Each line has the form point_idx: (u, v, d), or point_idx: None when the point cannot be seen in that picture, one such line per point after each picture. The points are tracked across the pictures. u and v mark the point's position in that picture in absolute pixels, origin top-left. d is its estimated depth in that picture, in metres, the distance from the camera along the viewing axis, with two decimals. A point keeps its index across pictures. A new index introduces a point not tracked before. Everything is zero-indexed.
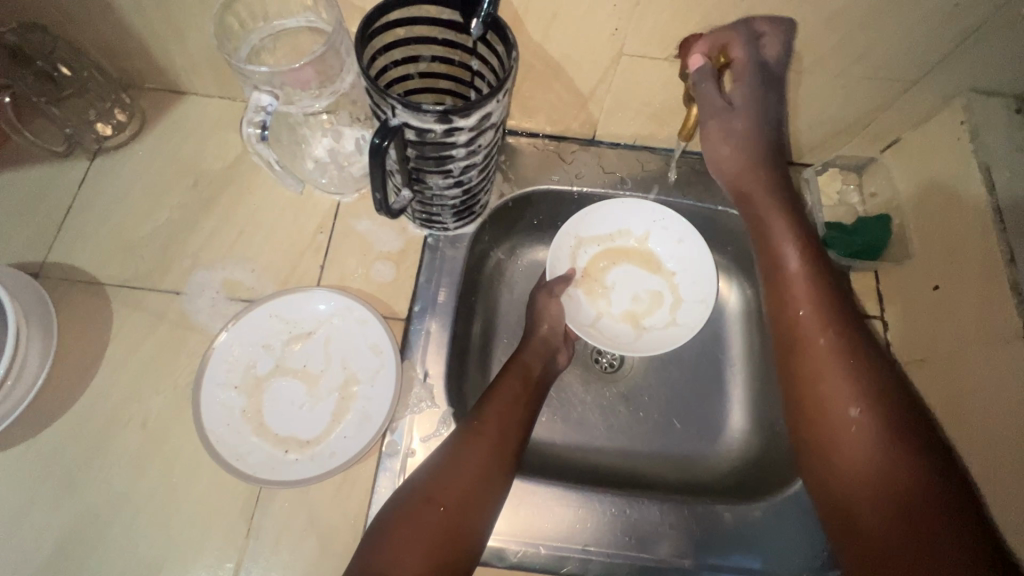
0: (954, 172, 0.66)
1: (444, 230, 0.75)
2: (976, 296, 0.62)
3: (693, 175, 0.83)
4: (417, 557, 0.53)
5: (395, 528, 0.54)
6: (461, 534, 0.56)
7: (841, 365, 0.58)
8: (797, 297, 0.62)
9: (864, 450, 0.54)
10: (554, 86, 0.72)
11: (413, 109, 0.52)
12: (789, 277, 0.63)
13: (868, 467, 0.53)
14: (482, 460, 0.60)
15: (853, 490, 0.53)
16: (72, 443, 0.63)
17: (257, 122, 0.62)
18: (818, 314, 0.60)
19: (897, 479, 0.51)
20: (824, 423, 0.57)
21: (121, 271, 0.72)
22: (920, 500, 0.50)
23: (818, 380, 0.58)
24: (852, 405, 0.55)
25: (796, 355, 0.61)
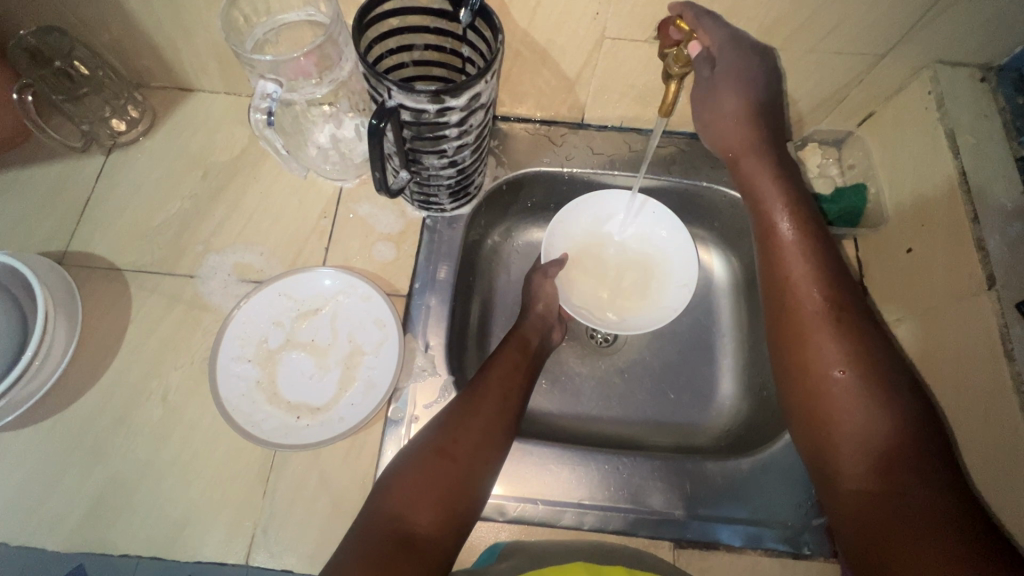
0: (923, 140, 0.70)
1: (441, 212, 0.80)
2: (945, 254, 0.65)
3: (679, 153, 0.86)
4: (422, 508, 0.57)
5: (401, 483, 0.58)
6: (463, 488, 0.59)
7: (827, 326, 0.59)
8: (789, 257, 0.64)
9: (853, 406, 0.55)
10: (542, 71, 0.76)
11: (407, 90, 0.56)
12: (782, 239, 0.65)
13: (857, 421, 0.54)
14: (481, 422, 0.64)
15: (841, 443, 0.55)
16: (97, 416, 0.68)
17: (263, 108, 0.66)
18: (810, 275, 0.62)
19: (884, 432, 0.53)
20: (812, 379, 0.58)
21: (138, 257, 0.77)
22: (905, 452, 0.51)
23: (808, 339, 0.60)
24: (841, 362, 0.57)
25: (786, 315, 0.62)
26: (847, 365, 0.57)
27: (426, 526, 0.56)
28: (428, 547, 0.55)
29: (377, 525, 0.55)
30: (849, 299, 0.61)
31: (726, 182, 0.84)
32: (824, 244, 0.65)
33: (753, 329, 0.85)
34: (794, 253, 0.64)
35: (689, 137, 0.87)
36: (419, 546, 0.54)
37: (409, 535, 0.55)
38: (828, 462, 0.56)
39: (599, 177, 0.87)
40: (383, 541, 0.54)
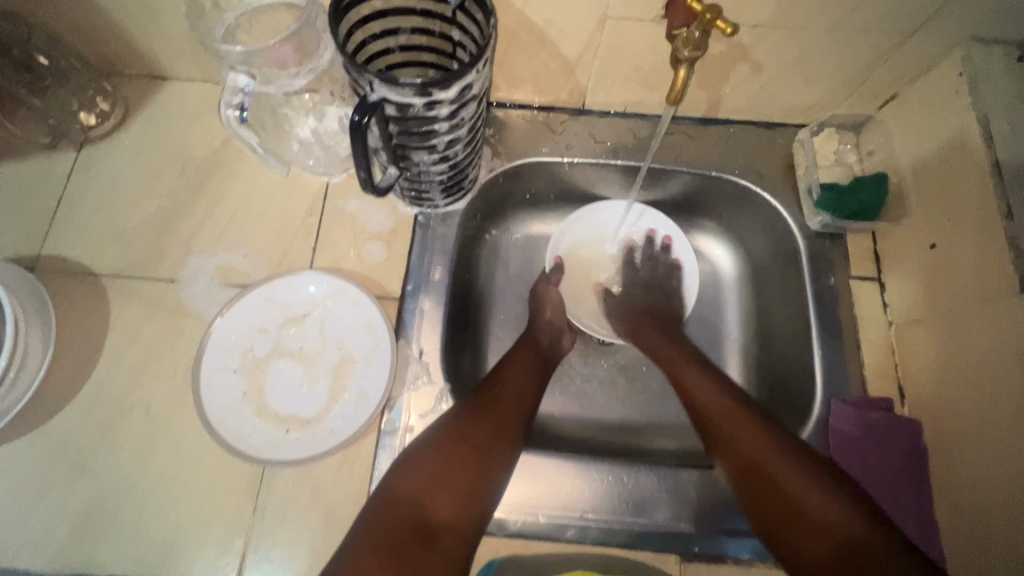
0: (953, 126, 0.65)
1: (434, 208, 0.75)
2: (973, 252, 0.61)
3: (688, 140, 0.80)
4: (442, 498, 0.57)
5: (425, 469, 0.58)
6: (482, 481, 0.59)
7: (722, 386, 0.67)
8: (700, 393, 0.66)
9: (791, 480, 0.57)
10: (539, 54, 0.70)
11: (390, 83, 0.51)
12: (690, 378, 0.68)
13: (800, 496, 0.56)
14: (498, 416, 0.63)
15: (796, 523, 0.55)
16: (78, 431, 0.65)
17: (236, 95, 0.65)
18: (724, 395, 0.65)
19: (824, 505, 0.55)
20: (747, 464, 0.60)
21: (115, 260, 0.73)
22: (848, 522, 0.54)
23: (729, 431, 0.62)
24: (764, 446, 0.60)
25: (714, 424, 0.64)
26: (767, 447, 0.60)
27: (445, 515, 0.56)
28: (448, 538, 0.55)
29: (395, 511, 0.55)
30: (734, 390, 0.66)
31: (737, 171, 0.79)
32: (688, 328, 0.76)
33: (763, 327, 0.81)
34: (712, 392, 0.66)
35: (698, 122, 0.81)
36: (438, 536, 0.55)
37: (428, 523, 0.55)
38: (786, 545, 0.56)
39: (601, 168, 0.82)
40: (403, 528, 0.54)
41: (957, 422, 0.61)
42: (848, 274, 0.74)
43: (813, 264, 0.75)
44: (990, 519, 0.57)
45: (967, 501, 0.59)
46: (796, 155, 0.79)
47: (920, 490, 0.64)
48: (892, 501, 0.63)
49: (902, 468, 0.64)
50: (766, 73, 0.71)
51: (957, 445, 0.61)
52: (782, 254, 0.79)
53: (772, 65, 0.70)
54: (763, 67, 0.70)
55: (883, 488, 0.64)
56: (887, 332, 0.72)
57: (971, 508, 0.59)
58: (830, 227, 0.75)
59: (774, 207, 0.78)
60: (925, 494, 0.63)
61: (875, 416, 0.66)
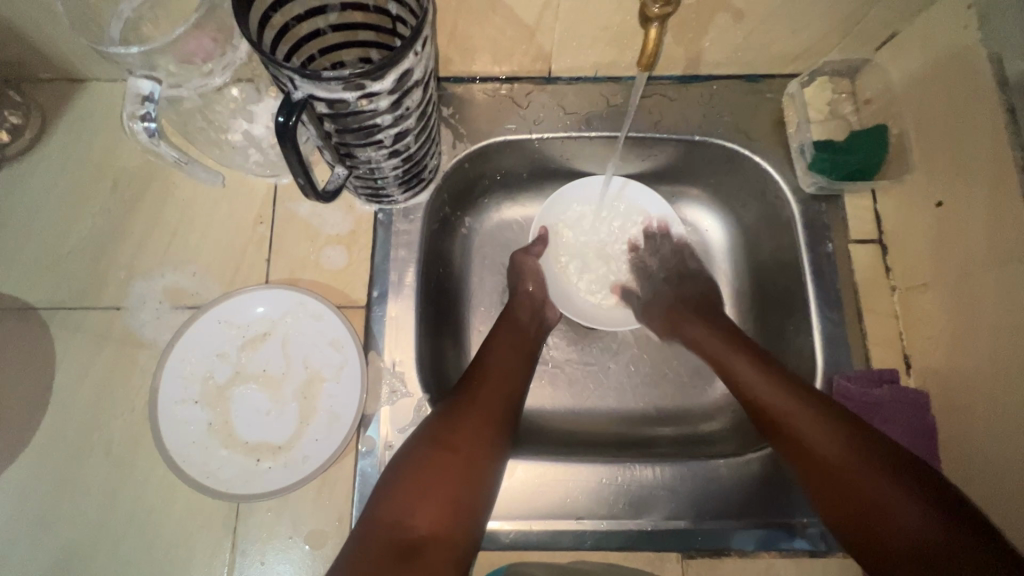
0: (961, 68, 0.58)
1: (394, 203, 0.68)
2: (985, 210, 0.55)
3: (668, 103, 0.73)
4: (422, 509, 0.52)
5: (402, 482, 0.53)
6: (466, 486, 0.54)
7: (808, 407, 0.57)
8: (756, 390, 0.60)
9: (880, 489, 0.51)
10: (493, 20, 0.62)
11: (315, 78, 0.43)
12: (741, 370, 0.63)
13: (892, 511, 0.50)
14: (478, 416, 0.58)
15: (886, 537, 0.49)
16: (38, 478, 0.61)
17: (140, 115, 0.59)
18: (782, 393, 0.58)
19: (904, 508, 0.49)
20: (824, 469, 0.54)
21: (53, 292, 0.67)
22: (949, 540, 0.47)
23: (799, 430, 0.56)
24: (844, 454, 0.53)
25: (781, 422, 0.57)
26: (845, 450, 0.53)
27: (427, 527, 0.51)
28: (432, 550, 0.50)
29: (374, 531, 0.51)
30: (802, 384, 0.59)
31: (723, 133, 0.72)
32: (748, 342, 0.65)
33: (759, 299, 0.76)
34: (773, 391, 0.59)
35: (678, 80, 0.73)
36: (421, 551, 0.50)
37: (408, 539, 0.50)
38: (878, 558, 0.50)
39: (574, 142, 0.74)
40: (386, 552, 0.49)
41: (968, 393, 0.58)
42: (848, 238, 0.69)
43: (810, 230, 0.69)
44: (1005, 496, 0.53)
45: (979, 476, 0.56)
46: (786, 111, 0.72)
47: (929, 465, 0.61)
48: None
49: (912, 443, 0.61)
50: (749, 21, 0.63)
51: (968, 418, 0.58)
52: (777, 220, 0.73)
53: (755, 12, 0.62)
54: (746, 15, 0.62)
55: None
56: (891, 299, 0.67)
57: (982, 483, 0.56)
58: (824, 190, 0.69)
59: (765, 170, 0.71)
60: (935, 468, 0.60)
61: (881, 390, 0.62)
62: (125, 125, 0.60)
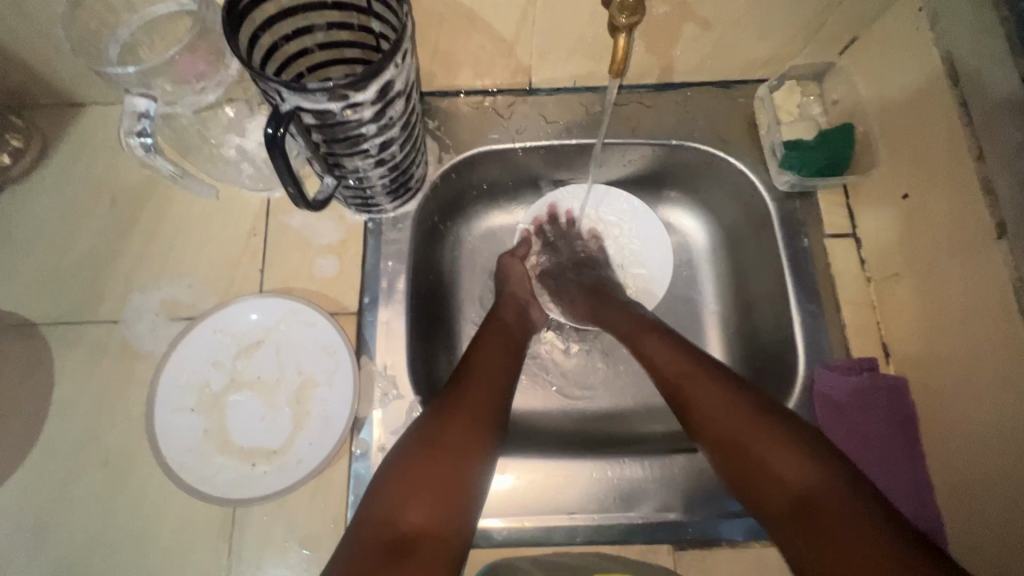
0: (916, 66, 0.61)
1: (383, 212, 0.71)
2: (947, 199, 0.58)
3: (644, 110, 0.76)
4: (415, 507, 0.53)
5: (391, 483, 0.55)
6: (459, 485, 0.55)
7: (690, 373, 0.60)
8: (660, 358, 0.63)
9: (778, 451, 0.52)
10: (472, 35, 0.66)
11: (301, 90, 0.46)
12: (649, 343, 0.65)
13: (780, 461, 0.52)
14: (468, 417, 0.59)
15: (772, 491, 0.51)
16: (36, 490, 0.62)
17: (136, 131, 0.59)
18: (689, 360, 0.61)
19: (787, 460, 0.51)
20: (713, 433, 0.56)
21: (53, 308, 0.68)
22: (830, 491, 0.49)
23: (692, 397, 0.58)
24: (729, 414, 0.55)
25: (681, 397, 0.59)
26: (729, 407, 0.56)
27: (419, 525, 0.52)
28: (426, 547, 0.51)
29: (368, 530, 0.52)
30: (707, 357, 0.62)
31: (698, 137, 0.75)
32: (658, 324, 0.68)
33: (742, 296, 0.78)
34: (674, 361, 0.62)
35: (653, 88, 0.76)
36: (414, 548, 0.51)
37: (402, 537, 0.51)
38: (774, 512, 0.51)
39: (556, 149, 0.77)
40: (377, 552, 0.50)
41: (942, 377, 0.59)
42: (823, 234, 0.71)
43: (785, 226, 0.71)
44: (982, 474, 0.54)
45: (957, 457, 0.57)
46: (757, 114, 0.75)
47: (911, 450, 0.62)
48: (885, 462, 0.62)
49: (892, 429, 0.62)
50: (716, 29, 0.66)
51: (944, 402, 0.59)
52: (754, 218, 0.75)
53: (720, 21, 0.65)
54: (712, 24, 0.65)
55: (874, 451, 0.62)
56: (867, 290, 0.69)
57: (962, 463, 0.57)
58: (797, 187, 0.72)
59: (740, 170, 0.74)
60: (916, 453, 0.62)
61: (858, 379, 0.64)
62: (125, 146, 0.60)
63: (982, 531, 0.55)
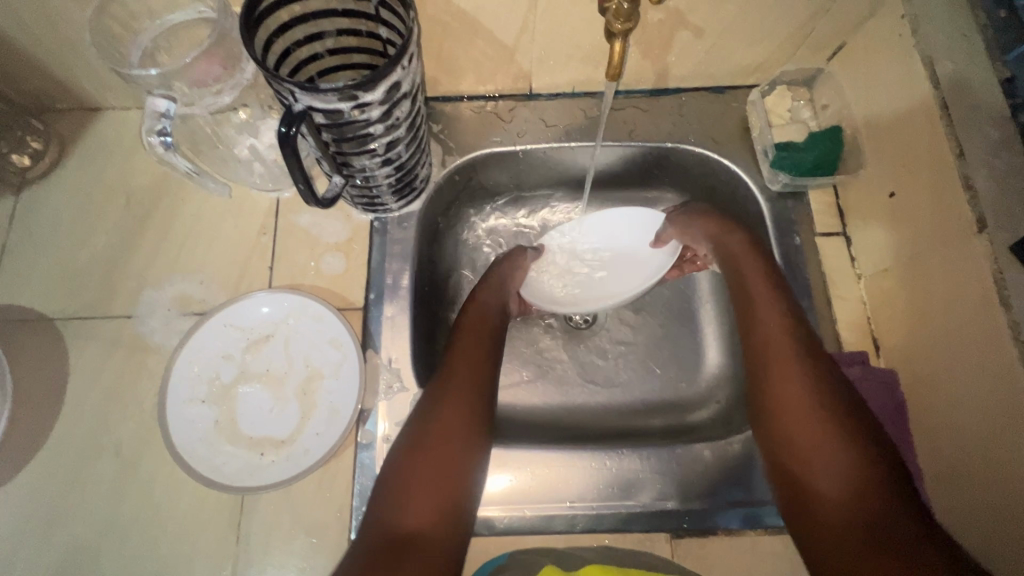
0: (900, 70, 0.63)
1: (388, 212, 0.73)
2: (930, 196, 0.60)
3: (640, 114, 0.79)
4: (411, 506, 0.54)
5: (390, 483, 0.56)
6: (452, 482, 0.56)
7: (786, 345, 0.61)
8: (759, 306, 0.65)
9: (832, 437, 0.54)
10: (475, 42, 0.69)
11: (313, 90, 0.49)
12: (760, 310, 0.65)
13: (833, 455, 0.53)
14: (460, 415, 0.60)
15: (812, 479, 0.54)
16: (50, 479, 0.63)
17: (158, 129, 0.63)
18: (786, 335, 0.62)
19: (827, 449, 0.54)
20: (781, 408, 0.58)
21: (68, 303, 0.71)
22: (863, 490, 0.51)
23: (771, 375, 0.60)
24: (805, 396, 0.57)
25: (767, 367, 0.61)
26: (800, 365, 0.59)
27: (415, 524, 0.53)
28: (422, 545, 0.52)
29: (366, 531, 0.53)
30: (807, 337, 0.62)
31: (693, 140, 0.78)
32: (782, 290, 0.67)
33: None
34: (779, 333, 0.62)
35: (649, 94, 0.79)
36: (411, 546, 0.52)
37: (399, 536, 0.52)
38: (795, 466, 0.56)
39: (555, 152, 0.80)
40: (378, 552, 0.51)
41: (930, 369, 0.61)
42: (813, 232, 0.74)
43: (777, 225, 0.74)
44: (968, 462, 0.56)
45: (945, 446, 0.59)
46: (749, 117, 0.78)
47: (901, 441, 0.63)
48: None
49: (884, 420, 0.64)
50: (708, 37, 0.69)
51: (932, 393, 0.61)
52: (748, 218, 0.78)
53: (711, 29, 0.68)
54: (703, 32, 0.68)
55: None
56: (857, 286, 0.71)
57: (949, 451, 0.59)
58: (789, 187, 0.75)
59: (734, 172, 0.77)
60: (907, 443, 0.63)
61: (849, 372, 0.65)
62: (147, 144, 0.65)
63: (969, 518, 0.56)
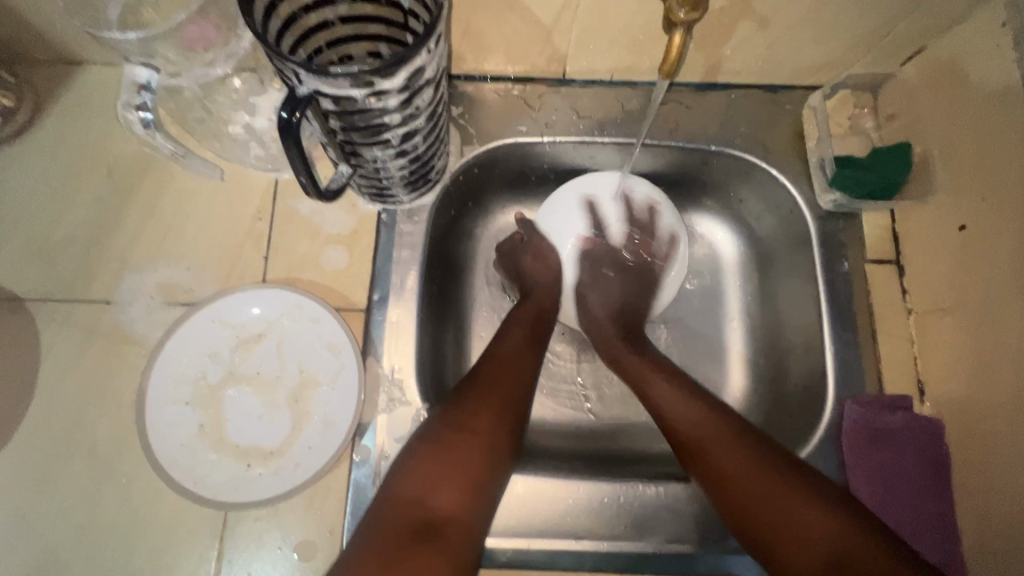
0: (992, 87, 0.55)
1: (398, 204, 0.66)
2: (1013, 235, 0.53)
3: (684, 111, 0.70)
4: (444, 488, 0.51)
5: (425, 455, 0.52)
6: (484, 473, 0.53)
7: (701, 425, 0.58)
8: (674, 414, 0.60)
9: (797, 513, 0.50)
10: (509, 18, 0.60)
11: (322, 74, 0.41)
12: (655, 387, 0.63)
13: (811, 536, 0.49)
14: (497, 398, 0.58)
15: (803, 556, 0.49)
16: (19, 477, 0.59)
17: (136, 104, 0.61)
18: (691, 404, 0.60)
19: (789, 516, 0.50)
20: (727, 483, 0.54)
21: (42, 283, 0.64)
22: (852, 552, 0.47)
23: (704, 451, 0.57)
24: (743, 464, 0.54)
25: (694, 449, 0.57)
26: (746, 464, 0.54)
27: (446, 508, 0.50)
28: (452, 529, 0.49)
29: (393, 514, 0.49)
30: (701, 395, 0.61)
31: (740, 145, 0.70)
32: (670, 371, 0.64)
33: (770, 314, 0.74)
34: (683, 403, 0.60)
35: (696, 88, 0.71)
36: (443, 530, 0.49)
37: (429, 520, 0.49)
38: (781, 564, 0.50)
39: (586, 147, 0.72)
40: (407, 529, 0.48)
41: (984, 426, 0.56)
42: (864, 258, 0.67)
43: (826, 248, 0.67)
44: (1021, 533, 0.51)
45: (994, 512, 0.54)
46: (805, 123, 0.70)
47: (942, 497, 0.59)
48: (913, 507, 0.58)
49: (922, 472, 0.59)
50: (773, 30, 0.61)
51: (984, 453, 0.56)
52: (793, 235, 0.71)
53: (779, 21, 0.59)
54: (770, 23, 0.60)
55: (904, 494, 0.59)
56: (906, 322, 0.65)
57: (996, 515, 0.54)
58: (843, 207, 0.67)
59: (782, 183, 0.69)
60: (946, 498, 0.58)
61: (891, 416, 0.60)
62: (121, 116, 0.62)
63: None
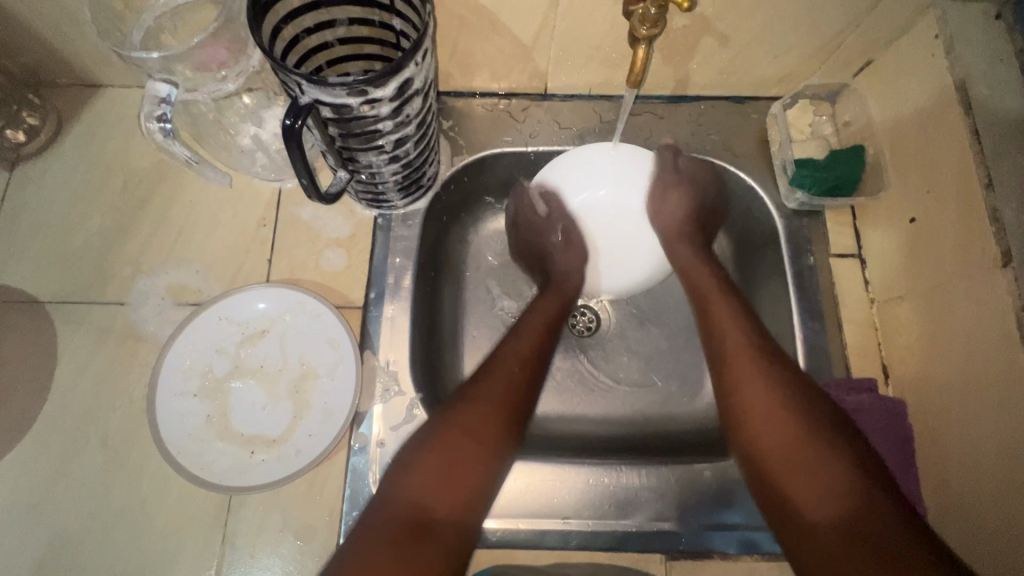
0: (930, 92, 0.61)
1: (393, 209, 0.71)
2: (954, 225, 0.58)
3: (657, 121, 0.76)
4: (442, 486, 0.53)
5: (427, 451, 0.55)
6: (481, 468, 0.56)
7: (749, 355, 0.60)
8: (728, 335, 0.63)
9: (824, 457, 0.52)
10: (493, 39, 0.66)
11: (321, 84, 0.46)
12: (716, 316, 0.65)
13: (822, 478, 0.51)
14: (498, 393, 0.60)
15: (802, 500, 0.51)
16: (34, 468, 0.62)
17: (156, 115, 0.61)
18: (754, 334, 0.62)
19: (808, 454, 0.52)
20: (756, 418, 0.57)
21: (60, 287, 0.68)
22: (856, 505, 0.49)
23: (741, 384, 0.59)
24: (770, 397, 0.57)
25: (729, 380, 0.61)
26: (776, 404, 0.56)
27: (442, 507, 0.52)
28: (443, 524, 0.52)
29: (391, 511, 0.51)
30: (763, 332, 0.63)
31: (709, 151, 0.76)
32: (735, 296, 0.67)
33: None
34: (737, 331, 0.63)
35: (667, 100, 0.77)
36: (436, 531, 0.51)
37: (425, 518, 0.51)
38: (786, 509, 0.52)
39: None
40: (404, 526, 0.50)
41: (941, 403, 0.60)
42: (828, 252, 0.72)
43: (792, 244, 0.72)
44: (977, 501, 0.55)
45: (952, 483, 0.58)
46: (768, 130, 0.76)
47: (908, 475, 0.61)
48: None
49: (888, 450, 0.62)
50: (733, 46, 0.67)
51: (942, 429, 0.59)
52: (762, 233, 0.76)
53: (737, 38, 0.66)
54: (729, 41, 0.66)
55: None
56: (869, 311, 0.70)
57: (954, 484, 0.58)
58: (806, 205, 0.73)
59: (750, 185, 0.75)
60: (913, 475, 0.61)
61: (858, 398, 0.64)
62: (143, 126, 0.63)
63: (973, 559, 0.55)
